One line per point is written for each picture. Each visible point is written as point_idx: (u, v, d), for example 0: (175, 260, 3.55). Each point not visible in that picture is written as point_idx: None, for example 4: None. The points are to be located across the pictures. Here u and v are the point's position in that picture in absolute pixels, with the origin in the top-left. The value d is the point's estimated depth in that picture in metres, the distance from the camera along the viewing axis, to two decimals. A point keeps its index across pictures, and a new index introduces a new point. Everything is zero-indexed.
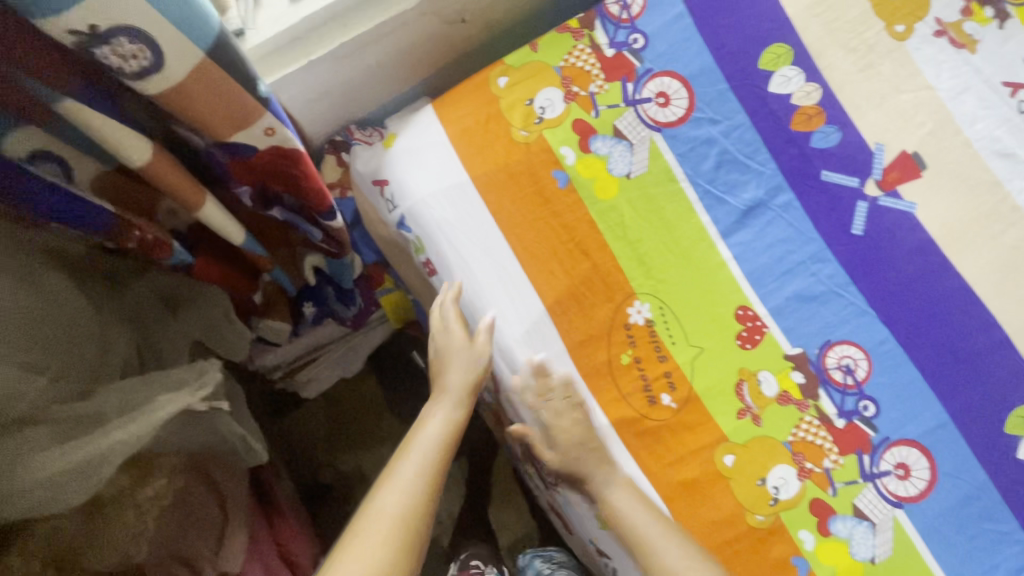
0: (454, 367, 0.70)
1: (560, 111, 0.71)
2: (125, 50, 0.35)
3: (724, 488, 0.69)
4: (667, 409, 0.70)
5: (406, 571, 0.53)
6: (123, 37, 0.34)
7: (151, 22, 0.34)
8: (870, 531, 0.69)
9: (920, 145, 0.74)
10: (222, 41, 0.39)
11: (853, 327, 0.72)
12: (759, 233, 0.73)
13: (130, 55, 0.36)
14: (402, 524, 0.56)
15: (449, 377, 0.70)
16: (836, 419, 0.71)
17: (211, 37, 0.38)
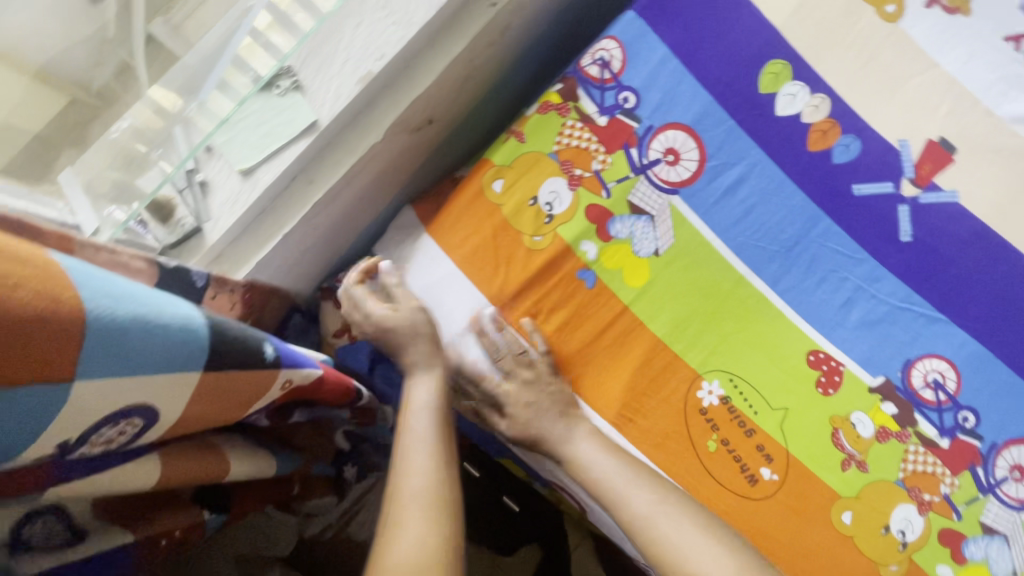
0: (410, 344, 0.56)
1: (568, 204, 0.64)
2: (110, 433, 0.32)
3: (852, 550, 0.64)
4: (770, 483, 0.65)
5: None
6: (105, 426, 0.31)
7: (125, 383, 0.30)
8: (1005, 545, 0.65)
9: (944, 128, 0.70)
10: (210, 342, 0.34)
11: (929, 339, 0.68)
12: (809, 267, 0.68)
13: (116, 432, 0.32)
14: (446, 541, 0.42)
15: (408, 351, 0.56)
16: (939, 440, 0.66)
17: (197, 348, 0.33)
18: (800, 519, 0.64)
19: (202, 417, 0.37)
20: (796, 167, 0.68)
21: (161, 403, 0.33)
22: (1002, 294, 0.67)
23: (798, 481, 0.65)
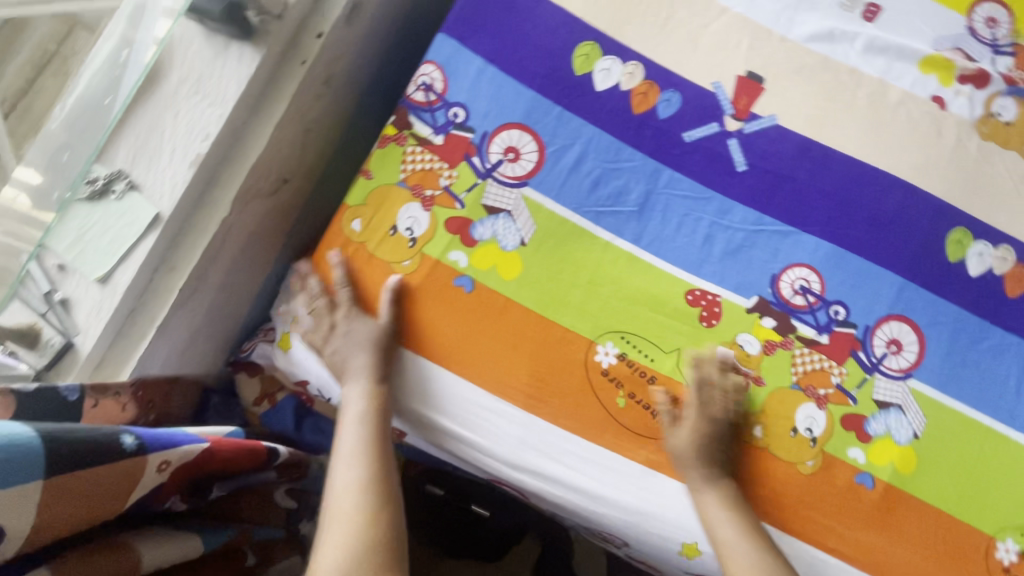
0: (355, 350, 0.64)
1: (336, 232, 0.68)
2: None
3: (767, 458, 0.70)
4: (682, 421, 0.70)
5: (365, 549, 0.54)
6: None
7: None
8: (900, 414, 0.72)
9: (748, 63, 0.77)
10: (49, 454, 0.39)
11: (788, 251, 0.74)
12: (663, 218, 0.73)
13: None
14: (367, 505, 0.57)
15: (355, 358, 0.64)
16: (819, 338, 0.73)
17: (36, 462, 0.38)
18: (716, 444, 0.70)
19: (83, 517, 0.42)
20: (627, 131, 0.74)
21: (9, 521, 0.37)
22: (836, 194, 0.75)
23: None
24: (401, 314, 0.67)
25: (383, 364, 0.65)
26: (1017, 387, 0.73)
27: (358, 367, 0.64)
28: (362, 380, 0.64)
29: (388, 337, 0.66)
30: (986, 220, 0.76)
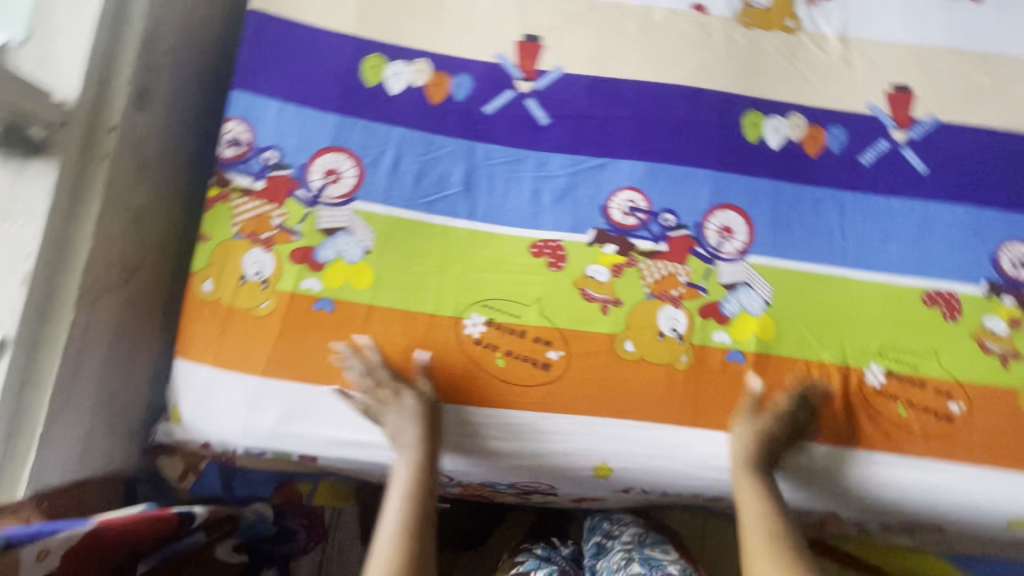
0: (404, 428, 0.68)
1: (374, 340, 0.73)
2: None
3: (645, 366, 0.76)
4: (560, 360, 0.75)
5: None
6: None
7: None
8: (748, 289, 0.79)
9: (523, 28, 0.83)
10: None
11: (610, 180, 0.81)
12: (489, 188, 0.79)
13: None
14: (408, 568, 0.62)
15: (398, 436, 0.68)
16: (659, 247, 0.79)
17: None
18: (597, 370, 0.75)
19: None
20: (432, 122, 0.80)
21: None
22: (636, 117, 0.82)
23: (581, 343, 0.76)
24: (275, 349, 0.71)
25: (429, 442, 0.69)
26: (841, 232, 0.81)
27: (408, 432, 0.68)
28: (409, 458, 0.67)
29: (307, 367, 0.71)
30: (770, 98, 0.84)
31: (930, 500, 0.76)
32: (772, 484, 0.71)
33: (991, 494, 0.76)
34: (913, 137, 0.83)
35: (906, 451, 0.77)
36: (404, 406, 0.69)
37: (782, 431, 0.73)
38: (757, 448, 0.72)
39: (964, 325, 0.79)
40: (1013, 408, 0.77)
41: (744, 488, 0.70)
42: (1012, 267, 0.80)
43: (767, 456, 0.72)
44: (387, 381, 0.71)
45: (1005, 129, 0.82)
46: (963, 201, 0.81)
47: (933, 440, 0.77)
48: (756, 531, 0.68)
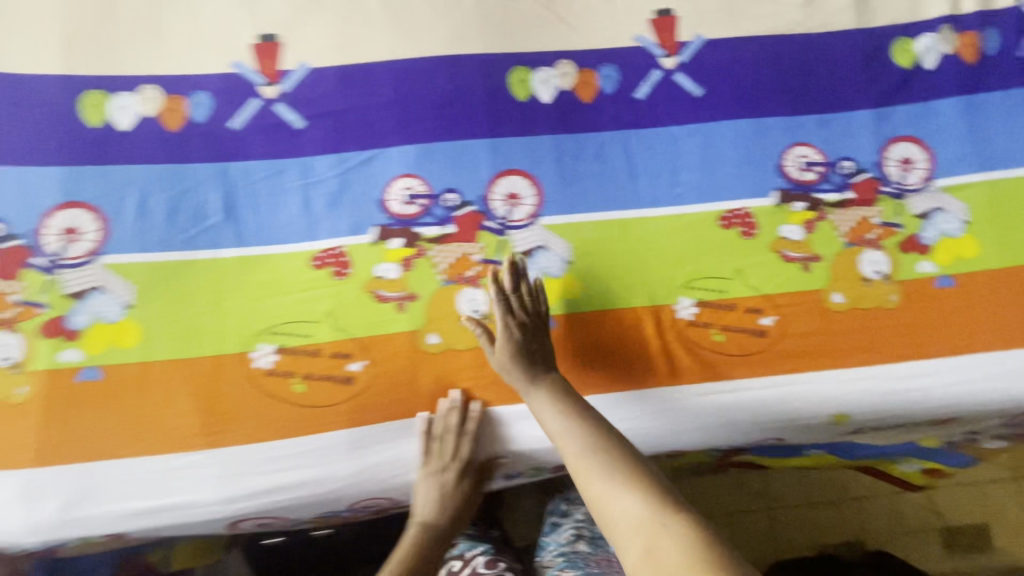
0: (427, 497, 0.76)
1: (461, 424, 0.72)
2: None
3: (453, 354, 0.74)
4: (362, 370, 0.72)
5: None
6: None
7: None
8: (546, 251, 0.77)
9: (255, 27, 0.76)
10: None
11: (383, 172, 0.76)
12: (255, 208, 0.74)
13: None
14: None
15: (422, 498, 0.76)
16: (446, 230, 0.76)
17: None
18: (402, 370, 0.73)
19: None
20: (175, 152, 0.73)
21: None
22: (396, 99, 0.77)
23: (383, 347, 0.73)
24: (44, 433, 0.66)
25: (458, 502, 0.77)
26: (630, 172, 0.79)
27: (444, 509, 0.76)
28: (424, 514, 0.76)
29: (93, 443, 0.67)
30: (532, 50, 0.80)
31: (766, 411, 0.77)
32: (567, 394, 0.69)
33: (817, 395, 0.77)
34: (682, 61, 0.81)
35: (726, 373, 0.78)
36: (456, 487, 0.75)
37: (528, 331, 0.72)
38: (520, 359, 0.70)
39: (762, 239, 0.79)
40: (821, 308, 0.78)
41: (549, 411, 0.69)
42: (798, 171, 0.79)
43: (542, 363, 0.71)
44: (455, 452, 0.72)
45: (769, 34, 0.81)
46: (742, 115, 0.80)
47: (751, 357, 0.78)
48: (569, 441, 0.65)
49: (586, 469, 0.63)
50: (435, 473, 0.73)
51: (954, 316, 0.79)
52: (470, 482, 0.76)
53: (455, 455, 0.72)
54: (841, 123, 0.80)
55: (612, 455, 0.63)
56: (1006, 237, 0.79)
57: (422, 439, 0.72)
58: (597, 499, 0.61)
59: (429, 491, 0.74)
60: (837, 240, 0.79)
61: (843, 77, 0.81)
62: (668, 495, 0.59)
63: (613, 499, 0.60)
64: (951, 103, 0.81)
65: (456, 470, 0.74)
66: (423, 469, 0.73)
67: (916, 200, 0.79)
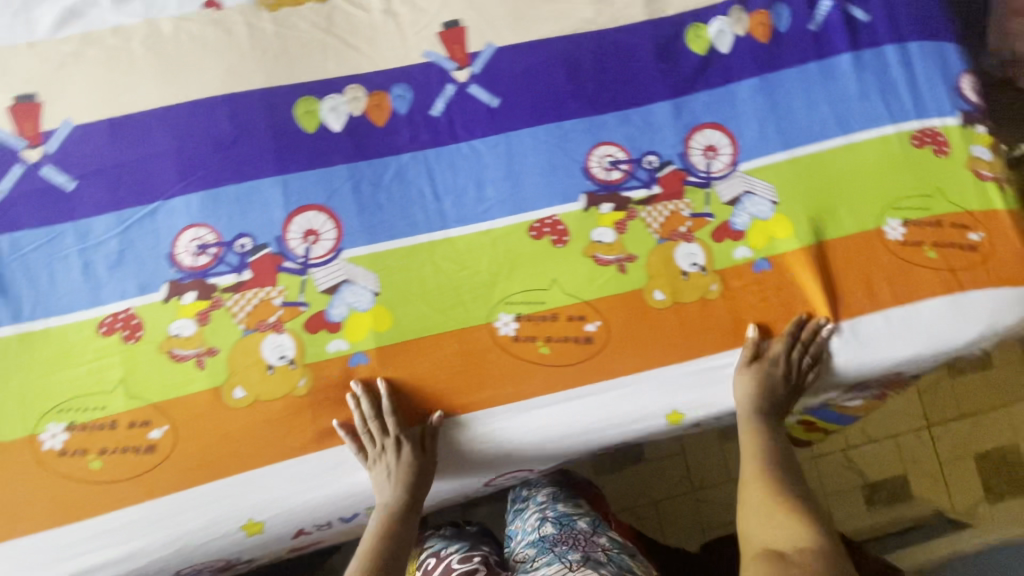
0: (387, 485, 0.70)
1: (375, 406, 0.72)
2: None
3: (262, 405, 0.71)
4: (164, 436, 0.69)
5: None
6: None
7: None
8: (352, 285, 0.75)
9: (10, 89, 0.72)
10: None
11: (168, 225, 0.73)
12: (30, 281, 0.71)
13: None
14: None
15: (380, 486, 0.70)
16: (242, 277, 0.73)
17: None
18: (207, 430, 0.70)
19: None
20: None
21: None
22: (173, 147, 0.74)
23: (186, 408, 0.70)
24: None
25: (425, 487, 0.71)
26: (433, 193, 0.77)
27: (399, 491, 0.69)
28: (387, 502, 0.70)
29: None
30: (317, 79, 0.77)
31: (609, 412, 0.76)
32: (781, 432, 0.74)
33: (676, 392, 0.77)
34: (474, 72, 0.79)
35: (554, 387, 0.76)
36: (399, 461, 0.70)
37: (784, 367, 0.76)
38: (763, 390, 0.75)
39: (575, 245, 0.77)
40: (642, 308, 0.77)
41: (749, 422, 0.74)
42: (604, 171, 0.78)
43: (771, 396, 0.75)
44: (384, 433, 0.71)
45: (560, 35, 0.80)
46: (542, 120, 0.79)
47: (578, 366, 0.76)
48: (750, 459, 0.72)
49: (753, 490, 0.69)
50: (377, 459, 0.71)
51: (778, 300, 0.78)
52: (414, 451, 0.71)
53: (384, 434, 0.71)
54: (641, 118, 0.79)
55: (786, 484, 0.69)
56: (814, 212, 0.79)
57: (349, 438, 0.71)
58: (751, 513, 0.68)
59: (381, 477, 0.70)
60: (650, 236, 0.78)
61: (639, 71, 0.80)
62: (779, 513, 0.65)
63: (758, 519, 0.66)
64: (748, 85, 0.80)
65: (397, 451, 0.70)
66: (364, 460, 0.71)
67: (724, 186, 0.79)
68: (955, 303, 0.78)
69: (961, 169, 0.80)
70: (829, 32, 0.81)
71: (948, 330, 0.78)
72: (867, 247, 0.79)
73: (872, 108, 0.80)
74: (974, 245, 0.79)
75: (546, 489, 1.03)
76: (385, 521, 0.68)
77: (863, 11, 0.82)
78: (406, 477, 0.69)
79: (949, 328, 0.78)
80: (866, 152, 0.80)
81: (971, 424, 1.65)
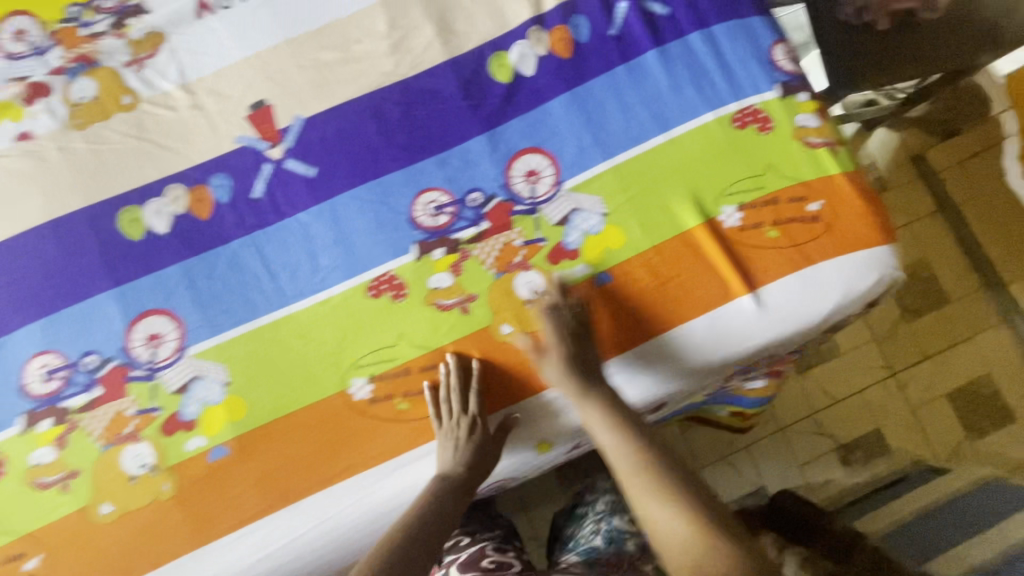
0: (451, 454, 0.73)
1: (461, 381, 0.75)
2: None
3: (131, 515, 0.72)
4: (41, 563, 0.71)
5: None
6: None
7: None
8: (203, 380, 0.75)
9: None
10: None
11: (15, 357, 0.75)
12: None
13: None
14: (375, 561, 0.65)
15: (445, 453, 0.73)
16: (93, 393, 0.75)
17: None
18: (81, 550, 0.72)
19: None
20: None
21: None
22: (10, 283, 0.77)
23: (57, 532, 0.72)
24: None
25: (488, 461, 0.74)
26: (267, 272, 0.78)
27: (462, 460, 0.72)
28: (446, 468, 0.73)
29: None
30: (137, 186, 0.79)
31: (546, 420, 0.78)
32: (615, 406, 0.72)
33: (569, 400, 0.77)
34: (288, 147, 0.80)
35: (497, 391, 0.77)
36: (468, 440, 0.72)
37: (580, 342, 0.75)
38: (575, 378, 0.72)
39: (413, 297, 0.78)
40: (491, 345, 0.77)
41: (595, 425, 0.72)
42: (430, 218, 0.78)
43: (589, 375, 0.73)
44: (463, 408, 0.74)
45: (365, 93, 0.80)
46: (361, 181, 0.79)
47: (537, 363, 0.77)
48: (620, 461, 0.71)
49: (637, 491, 0.69)
50: (449, 431, 0.73)
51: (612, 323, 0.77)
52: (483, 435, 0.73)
53: (462, 409, 0.74)
54: (458, 158, 0.79)
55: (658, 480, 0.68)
56: (646, 216, 0.78)
57: (432, 403, 0.75)
58: (647, 519, 0.67)
59: (448, 450, 0.73)
60: (487, 272, 0.78)
61: (448, 111, 0.80)
62: (670, 513, 0.66)
63: (654, 518, 0.66)
64: (560, 102, 0.80)
65: (471, 429, 0.73)
66: (438, 428, 0.74)
67: (551, 209, 0.78)
68: (803, 279, 0.76)
69: (789, 143, 0.79)
70: (631, 33, 0.81)
71: (803, 308, 0.76)
72: (707, 238, 0.77)
73: (688, 99, 0.79)
74: (816, 215, 0.77)
75: (608, 495, 1.10)
76: (435, 495, 0.72)
77: (660, 4, 0.81)
78: (472, 459, 0.72)
79: (803, 307, 0.76)
80: (689, 145, 0.79)
81: (942, 364, 1.57)
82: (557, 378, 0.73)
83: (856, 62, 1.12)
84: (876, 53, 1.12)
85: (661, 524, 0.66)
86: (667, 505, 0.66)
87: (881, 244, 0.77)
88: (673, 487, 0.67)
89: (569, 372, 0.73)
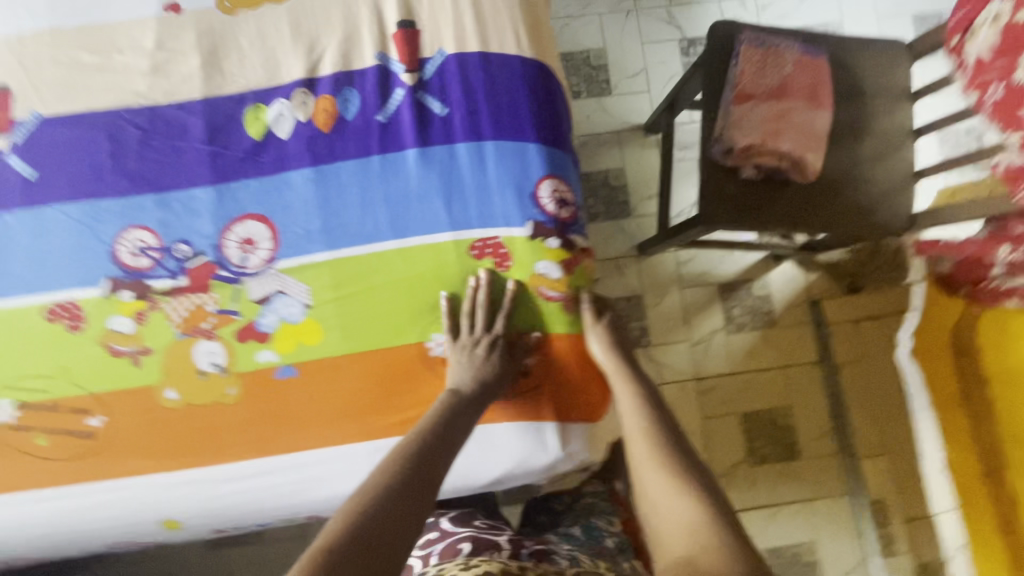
0: (461, 372, 0.69)
1: (487, 299, 0.72)
2: None
3: None
4: None
5: (388, 509, 0.53)
6: None
7: None
8: None
9: None
10: None
11: None
12: None
13: None
14: (400, 468, 0.58)
15: (456, 369, 0.70)
16: None
17: None
18: None
19: None
20: None
21: None
22: None
23: None
24: None
25: (486, 392, 0.69)
26: None
27: (479, 374, 0.69)
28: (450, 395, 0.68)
29: None
30: None
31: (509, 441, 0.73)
32: (646, 389, 0.70)
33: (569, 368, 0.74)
34: (14, 141, 0.75)
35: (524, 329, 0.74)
36: (485, 357, 0.70)
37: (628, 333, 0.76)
38: (620, 355, 0.72)
39: (88, 332, 0.72)
40: (149, 406, 0.71)
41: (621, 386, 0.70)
42: (131, 257, 0.73)
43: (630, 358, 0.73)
44: (485, 325, 0.71)
45: (110, 107, 0.75)
46: (75, 197, 0.74)
47: (389, 412, 0.71)
48: (638, 438, 0.65)
49: (646, 470, 0.62)
50: (465, 345, 0.71)
51: (273, 425, 0.71)
52: (500, 358, 0.71)
53: (486, 328, 0.71)
54: (181, 203, 0.73)
55: (677, 463, 0.61)
56: (350, 322, 0.72)
57: (449, 313, 0.72)
58: (653, 502, 0.60)
59: (461, 367, 0.70)
60: (170, 330, 0.72)
61: (188, 151, 0.74)
62: (677, 493, 0.58)
63: (662, 499, 0.59)
64: (302, 175, 0.74)
65: (490, 346, 0.70)
66: (453, 342, 0.71)
67: (255, 283, 0.72)
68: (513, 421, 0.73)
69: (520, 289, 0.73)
70: (399, 123, 0.74)
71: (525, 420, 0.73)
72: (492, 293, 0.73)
73: (432, 211, 0.73)
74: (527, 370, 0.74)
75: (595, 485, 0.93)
76: (445, 408, 0.66)
77: (440, 103, 0.74)
78: (489, 378, 0.69)
79: (521, 423, 0.73)
80: (421, 258, 0.72)
81: (769, 521, 1.47)
82: (603, 357, 0.72)
83: (723, 196, 1.01)
84: (748, 194, 1.01)
85: (661, 500, 0.59)
86: (672, 484, 0.59)
87: (579, 421, 0.74)
88: (668, 452, 0.62)
89: (619, 348, 0.73)
